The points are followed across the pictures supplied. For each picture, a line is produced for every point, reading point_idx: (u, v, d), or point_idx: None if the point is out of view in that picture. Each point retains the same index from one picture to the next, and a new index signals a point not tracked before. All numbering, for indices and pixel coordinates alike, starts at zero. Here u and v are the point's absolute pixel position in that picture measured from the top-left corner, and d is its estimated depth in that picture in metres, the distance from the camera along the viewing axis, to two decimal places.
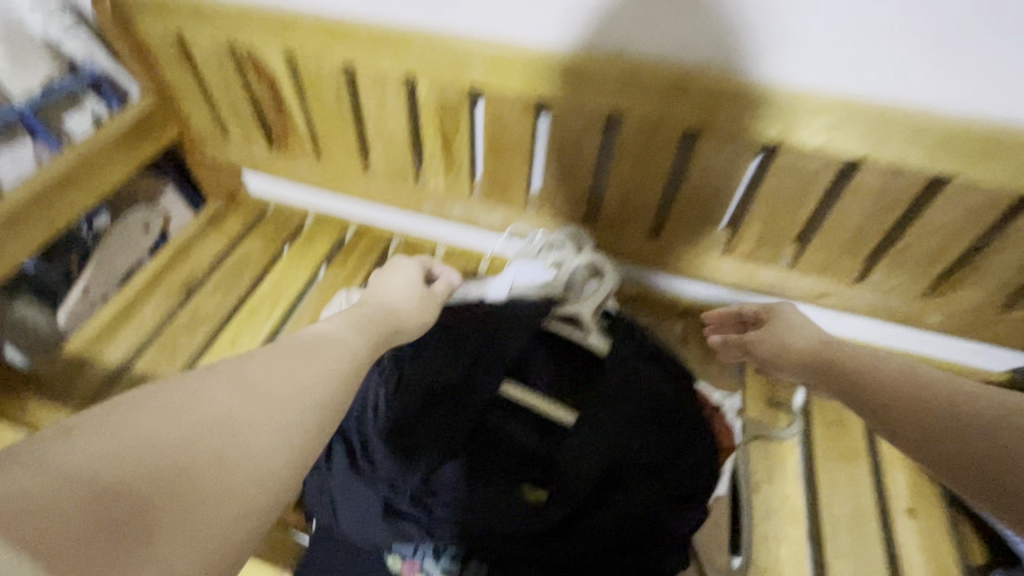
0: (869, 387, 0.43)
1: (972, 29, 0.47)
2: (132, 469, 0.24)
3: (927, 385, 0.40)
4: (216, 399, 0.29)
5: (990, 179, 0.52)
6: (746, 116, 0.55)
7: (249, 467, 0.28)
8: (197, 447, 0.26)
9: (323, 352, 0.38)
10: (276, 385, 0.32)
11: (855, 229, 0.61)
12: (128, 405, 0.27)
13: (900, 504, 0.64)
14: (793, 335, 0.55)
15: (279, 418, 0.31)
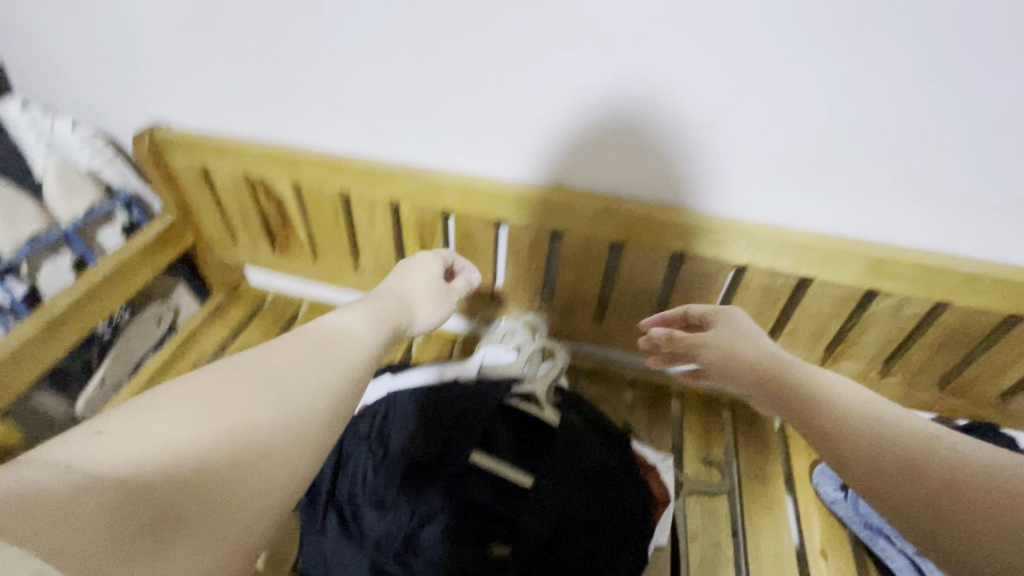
0: (822, 418, 0.41)
1: (814, 178, 0.63)
2: (154, 475, 0.27)
3: (861, 418, 0.40)
4: (234, 405, 0.32)
5: (841, 279, 0.67)
6: (656, 233, 0.70)
7: (259, 468, 0.31)
8: (214, 455, 0.29)
9: (337, 346, 0.40)
10: (287, 381, 0.35)
11: (754, 315, 0.75)
12: (158, 405, 0.30)
13: (814, 547, 0.75)
14: (745, 343, 0.52)
15: (291, 421, 0.33)
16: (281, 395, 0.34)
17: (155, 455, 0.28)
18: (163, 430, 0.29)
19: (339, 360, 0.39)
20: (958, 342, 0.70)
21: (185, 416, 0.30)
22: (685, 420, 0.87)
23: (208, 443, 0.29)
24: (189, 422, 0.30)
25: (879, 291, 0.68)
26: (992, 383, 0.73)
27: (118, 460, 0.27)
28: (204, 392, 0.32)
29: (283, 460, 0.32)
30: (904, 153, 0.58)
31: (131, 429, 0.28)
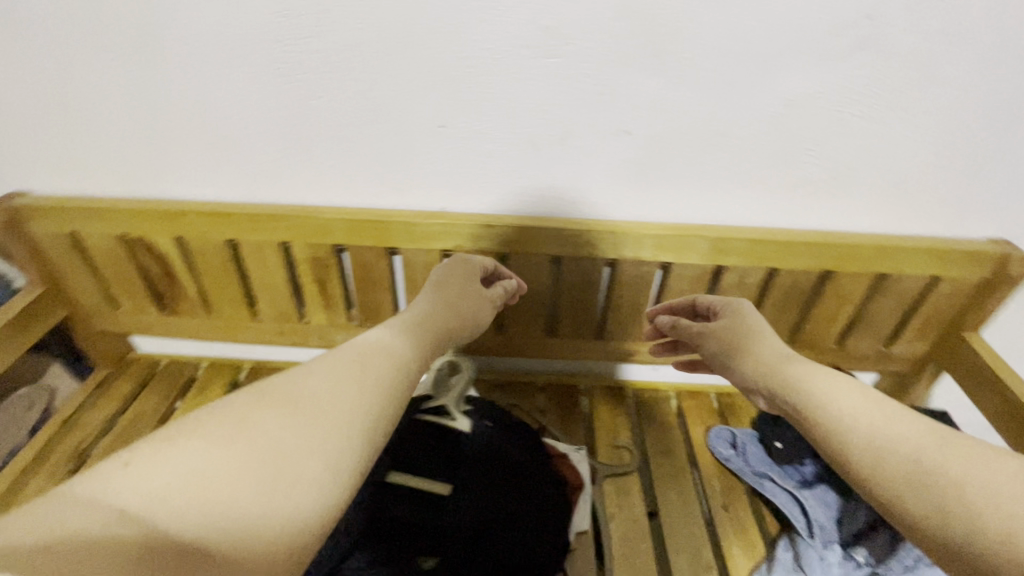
0: (826, 418, 0.45)
1: (656, 177, 0.74)
2: (185, 502, 0.29)
3: (869, 417, 0.43)
4: (258, 432, 0.33)
5: (696, 259, 0.78)
6: (535, 241, 0.78)
7: (288, 503, 0.31)
8: (244, 485, 0.30)
9: (372, 366, 0.42)
10: (316, 409, 0.36)
11: (631, 304, 0.85)
12: (185, 436, 0.32)
13: (718, 501, 0.81)
14: (738, 334, 0.59)
15: (318, 447, 0.34)
16: (312, 426, 0.35)
17: (184, 490, 0.29)
18: (192, 466, 0.30)
19: (369, 383, 0.41)
20: (793, 300, 0.83)
21: (212, 452, 0.31)
22: (594, 413, 0.93)
23: (237, 478, 0.31)
24: (217, 459, 0.31)
25: (725, 266, 0.79)
26: (826, 331, 0.87)
27: (146, 491, 0.28)
28: (233, 427, 0.33)
29: (314, 496, 0.33)
30: (716, 148, 0.71)
31: (161, 467, 0.30)
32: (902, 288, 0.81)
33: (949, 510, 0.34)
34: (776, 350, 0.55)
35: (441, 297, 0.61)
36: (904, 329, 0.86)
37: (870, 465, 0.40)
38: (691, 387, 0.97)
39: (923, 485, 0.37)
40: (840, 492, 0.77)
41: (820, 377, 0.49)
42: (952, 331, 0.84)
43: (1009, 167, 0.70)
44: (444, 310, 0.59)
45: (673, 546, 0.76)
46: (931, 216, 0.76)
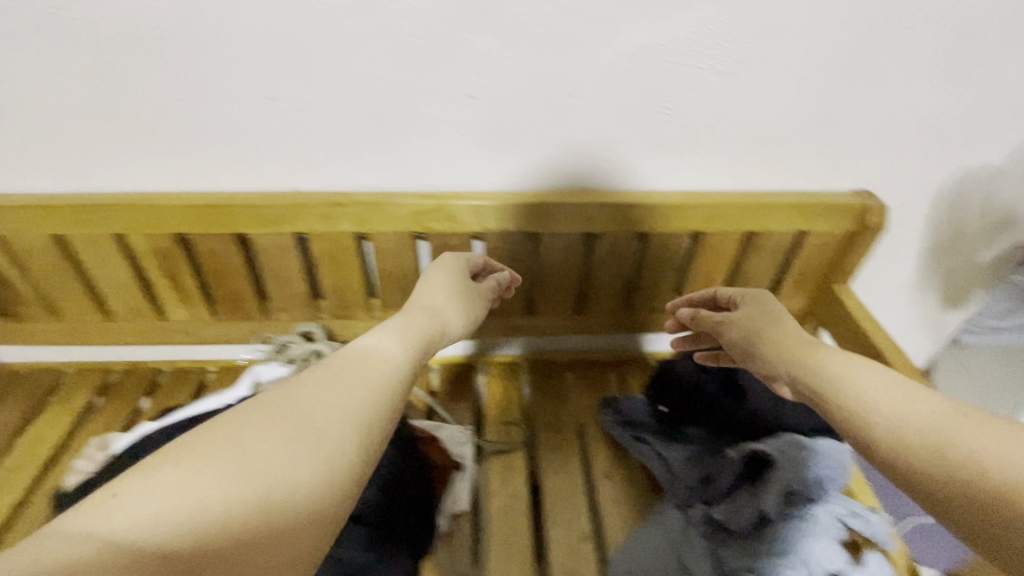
0: (846, 403, 0.42)
1: (511, 143, 0.70)
2: (176, 531, 0.25)
3: (884, 401, 0.40)
4: (246, 447, 0.30)
5: (563, 228, 0.75)
6: (391, 218, 0.73)
7: (274, 538, 0.28)
8: (235, 506, 0.27)
9: (356, 372, 0.39)
10: (311, 427, 0.32)
11: (507, 278, 0.82)
12: (173, 459, 0.28)
13: (600, 470, 0.81)
14: (761, 324, 0.55)
15: (314, 457, 0.31)
16: (304, 444, 0.31)
17: (164, 526, 0.25)
18: (171, 501, 0.26)
19: (368, 395, 0.37)
20: (669, 264, 0.82)
21: (193, 481, 0.27)
22: (486, 390, 0.92)
23: (221, 507, 0.26)
24: (200, 490, 0.27)
25: (593, 233, 0.77)
26: None
27: (150, 515, 0.25)
28: (220, 449, 0.29)
29: (307, 529, 0.29)
30: (567, 109, 0.67)
31: (135, 503, 0.25)
32: (773, 245, 0.80)
33: (972, 489, 0.31)
34: (793, 329, 0.52)
35: (428, 301, 0.59)
36: (782, 285, 0.87)
37: (888, 450, 0.37)
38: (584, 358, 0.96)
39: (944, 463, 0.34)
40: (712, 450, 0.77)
41: (834, 356, 0.46)
42: (825, 283, 0.85)
43: (860, 115, 0.69)
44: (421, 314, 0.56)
45: (551, 519, 0.75)
46: (793, 170, 0.74)
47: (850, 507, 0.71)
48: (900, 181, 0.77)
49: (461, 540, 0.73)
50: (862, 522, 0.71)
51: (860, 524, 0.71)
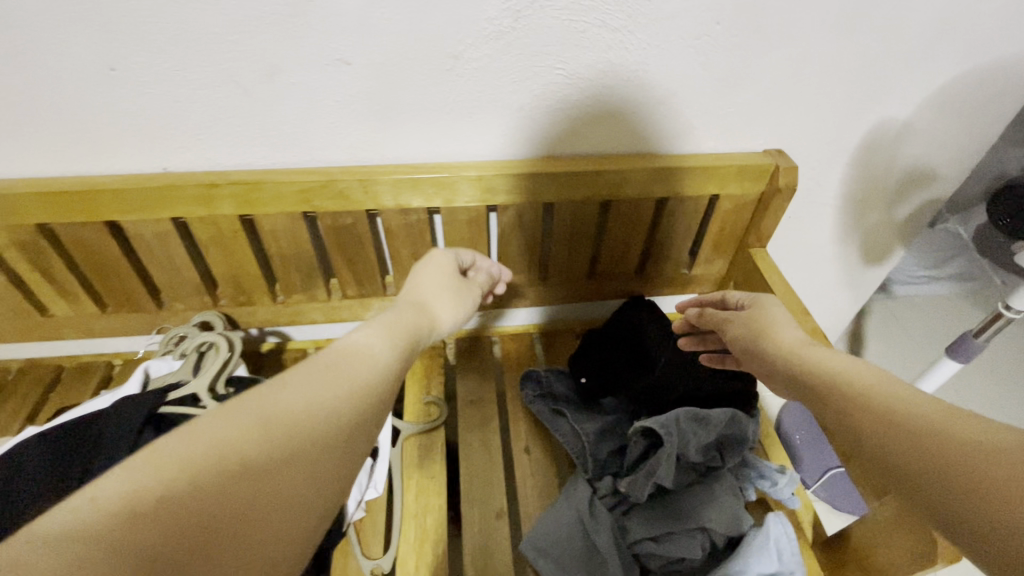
0: (832, 391, 0.43)
1: (398, 111, 0.65)
2: (188, 504, 0.30)
3: (867, 388, 0.41)
4: (251, 437, 0.35)
5: (465, 201, 0.72)
6: (276, 199, 0.68)
7: (265, 521, 0.33)
8: (240, 488, 0.32)
9: (351, 368, 0.45)
10: (294, 429, 0.37)
11: (414, 256, 0.78)
12: (194, 438, 0.33)
13: (520, 445, 0.80)
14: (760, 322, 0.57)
15: (307, 456, 0.37)
16: (294, 443, 0.36)
17: (177, 501, 0.29)
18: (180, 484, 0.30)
19: (346, 400, 0.42)
20: (581, 233, 0.79)
21: (199, 465, 0.31)
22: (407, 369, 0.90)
23: (218, 491, 0.31)
24: (204, 475, 0.31)
25: (497, 205, 0.73)
26: (625, 261, 0.84)
27: (166, 484, 0.30)
28: (225, 438, 0.34)
29: (292, 511, 0.35)
30: (453, 74, 0.62)
31: (147, 482, 0.29)
32: (687, 209, 0.78)
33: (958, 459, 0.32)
34: (785, 322, 0.56)
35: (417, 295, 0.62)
36: (700, 248, 0.85)
37: (868, 429, 0.38)
38: (508, 331, 0.95)
39: (918, 429, 0.35)
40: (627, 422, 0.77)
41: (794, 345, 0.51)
42: (742, 246, 0.84)
43: (764, 71, 0.66)
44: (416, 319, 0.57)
45: (466, 500, 0.75)
46: (700, 130, 0.71)
47: (760, 471, 0.72)
48: (810, 139, 0.75)
49: (373, 527, 0.72)
50: (770, 485, 0.72)
51: (766, 488, 0.72)
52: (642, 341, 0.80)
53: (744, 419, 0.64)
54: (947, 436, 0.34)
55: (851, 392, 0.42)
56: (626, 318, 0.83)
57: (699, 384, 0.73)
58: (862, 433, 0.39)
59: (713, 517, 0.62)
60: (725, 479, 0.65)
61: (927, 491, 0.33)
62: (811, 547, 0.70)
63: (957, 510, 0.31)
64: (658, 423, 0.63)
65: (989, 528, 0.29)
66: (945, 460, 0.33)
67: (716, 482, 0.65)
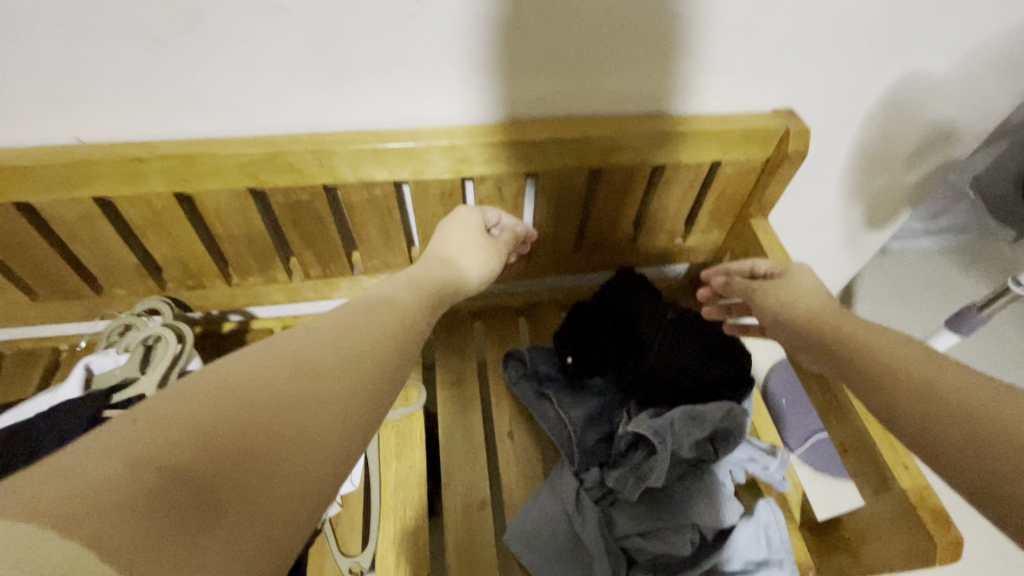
0: (852, 356, 0.45)
1: (351, 69, 0.55)
2: (193, 454, 0.29)
3: (884, 351, 0.42)
4: (261, 387, 0.34)
5: (436, 173, 0.63)
6: (215, 174, 0.58)
7: (298, 441, 0.33)
8: (248, 436, 0.31)
9: (379, 314, 0.47)
10: (322, 360, 0.38)
11: (381, 233, 0.70)
12: (199, 389, 0.32)
13: (503, 429, 0.77)
14: (785, 293, 0.56)
15: (320, 403, 0.35)
16: (309, 395, 0.35)
17: (207, 424, 0.30)
18: (211, 408, 0.31)
19: (377, 343, 0.43)
20: (567, 204, 0.71)
21: (227, 393, 0.32)
22: None
23: (245, 415, 0.32)
24: (234, 402, 0.32)
25: (473, 177, 0.65)
26: (615, 233, 0.77)
27: (164, 437, 0.29)
28: (252, 370, 0.35)
29: (327, 430, 0.35)
30: (416, 24, 0.52)
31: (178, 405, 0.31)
32: (684, 177, 0.70)
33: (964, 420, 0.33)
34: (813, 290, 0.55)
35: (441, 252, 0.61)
36: (696, 218, 0.78)
37: (884, 391, 0.40)
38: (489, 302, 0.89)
39: (934, 392, 0.36)
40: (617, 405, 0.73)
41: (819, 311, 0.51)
42: (742, 215, 0.77)
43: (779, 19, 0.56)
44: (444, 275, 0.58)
45: (447, 491, 0.72)
46: (701, 88, 0.63)
47: (752, 455, 0.70)
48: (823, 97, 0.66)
49: (350, 523, 0.70)
50: (761, 468, 0.70)
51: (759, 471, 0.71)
52: (634, 320, 0.74)
53: (740, 413, 0.60)
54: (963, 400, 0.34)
55: (875, 356, 0.42)
56: (615, 295, 0.77)
57: (693, 369, 0.69)
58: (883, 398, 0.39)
59: (706, 512, 0.60)
60: (717, 472, 0.63)
61: (935, 450, 0.34)
62: (798, 529, 0.69)
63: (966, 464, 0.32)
64: (649, 427, 0.60)
65: (995, 486, 0.30)
66: (958, 423, 0.33)
67: (709, 476, 0.63)
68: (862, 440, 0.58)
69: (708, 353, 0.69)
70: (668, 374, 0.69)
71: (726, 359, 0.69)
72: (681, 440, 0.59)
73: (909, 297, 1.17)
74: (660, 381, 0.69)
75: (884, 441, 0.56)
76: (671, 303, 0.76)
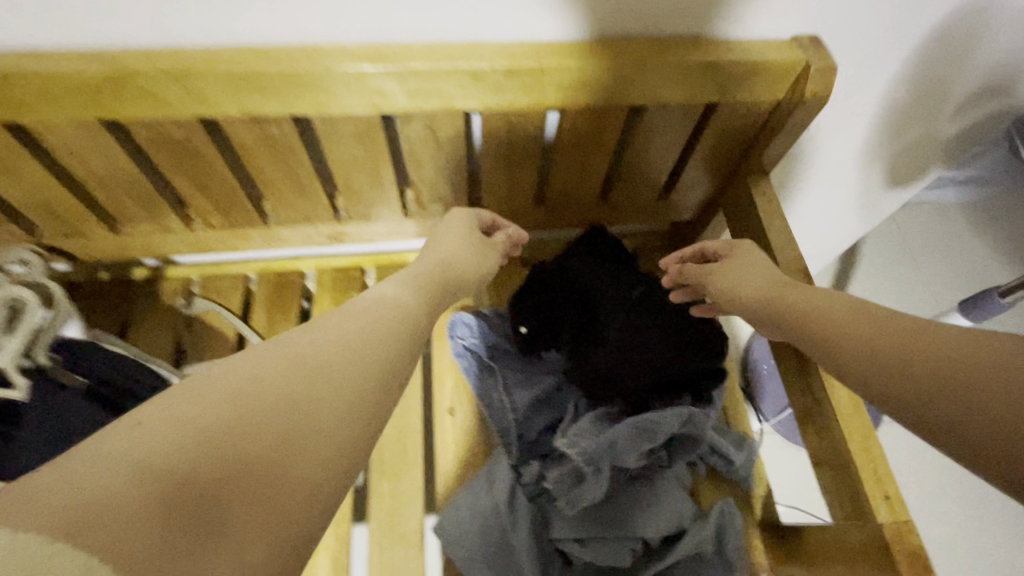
0: (835, 334, 0.38)
1: None
2: (194, 458, 0.22)
3: (871, 325, 0.36)
4: (273, 378, 0.27)
5: (344, 109, 0.48)
6: (45, 100, 0.44)
7: (303, 441, 0.25)
8: (265, 433, 0.24)
9: (379, 312, 0.35)
10: (323, 358, 0.29)
11: (289, 179, 0.56)
12: (203, 384, 0.25)
13: (443, 406, 0.68)
14: (747, 275, 0.48)
15: (342, 398, 0.28)
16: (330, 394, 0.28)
17: (212, 428, 0.23)
18: (203, 408, 0.24)
19: (392, 341, 0.33)
20: (520, 151, 0.57)
21: (223, 392, 0.25)
22: (313, 306, 0.75)
23: (253, 413, 0.25)
24: (230, 400, 0.25)
25: (396, 115, 0.50)
26: (584, 184, 0.64)
27: (158, 445, 0.22)
28: (251, 363, 0.27)
29: (335, 429, 0.27)
30: None
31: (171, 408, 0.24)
32: (668, 122, 0.55)
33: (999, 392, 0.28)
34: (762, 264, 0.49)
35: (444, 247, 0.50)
36: (683, 169, 0.64)
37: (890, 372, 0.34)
38: None
39: (927, 360, 0.32)
40: (565, 389, 0.65)
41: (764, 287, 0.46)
42: (739, 171, 0.63)
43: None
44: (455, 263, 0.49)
45: (375, 473, 0.65)
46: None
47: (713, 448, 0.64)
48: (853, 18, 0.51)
49: None
50: (722, 463, 0.64)
51: (720, 465, 0.64)
52: (596, 293, 0.63)
53: (699, 420, 0.53)
54: (933, 355, 0.32)
55: (830, 321, 0.39)
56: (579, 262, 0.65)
57: (657, 360, 0.59)
58: (850, 365, 0.36)
59: (653, 525, 0.54)
60: (668, 479, 0.56)
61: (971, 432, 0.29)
62: (757, 527, 0.63)
63: (955, 432, 0.29)
64: (580, 450, 0.54)
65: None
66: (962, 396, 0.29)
67: (659, 483, 0.56)
68: (838, 456, 0.50)
69: (677, 342, 0.59)
70: (629, 364, 0.59)
71: (698, 350, 0.59)
72: (623, 455, 0.53)
73: (917, 258, 1.05)
74: (618, 369, 0.59)
75: (864, 462, 0.48)
76: (642, 275, 0.65)
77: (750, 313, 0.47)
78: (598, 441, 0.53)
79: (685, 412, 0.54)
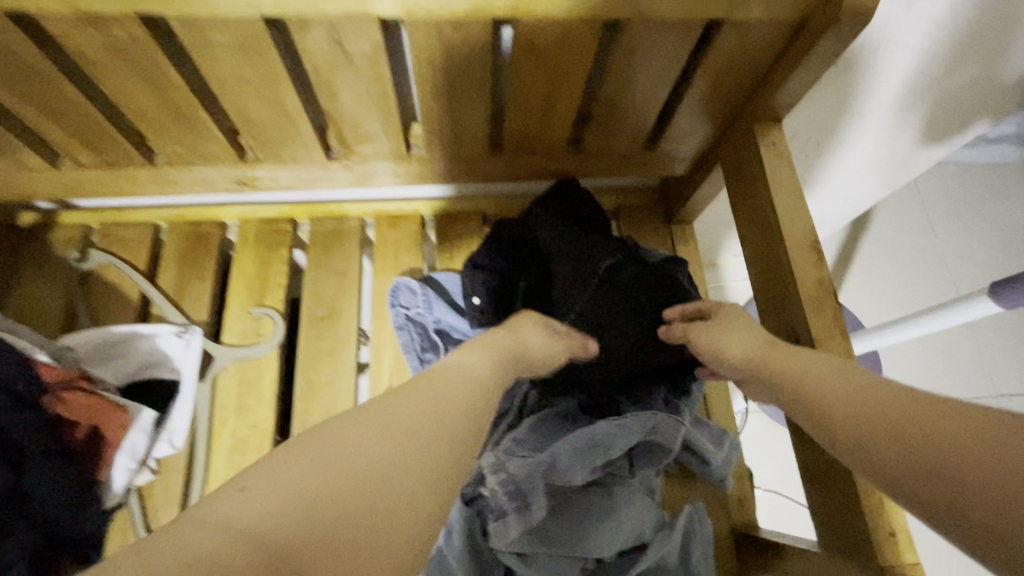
0: (859, 423, 0.29)
1: None
2: (293, 527, 0.21)
3: (905, 412, 0.28)
4: (357, 443, 0.24)
5: (208, 10, 0.35)
6: None
7: (380, 497, 0.23)
8: (348, 499, 0.22)
9: (446, 380, 0.31)
10: (401, 418, 0.26)
11: (165, 107, 0.44)
12: (296, 449, 0.24)
13: (381, 385, 0.60)
14: (737, 335, 0.39)
15: (417, 463, 0.25)
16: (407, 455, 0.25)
17: (306, 495, 0.22)
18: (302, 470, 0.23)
19: (463, 408, 0.29)
20: (465, 84, 0.45)
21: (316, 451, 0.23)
22: (235, 263, 0.64)
23: (334, 486, 0.22)
24: (313, 466, 0.23)
25: (285, 21, 0.37)
26: (551, 128, 0.51)
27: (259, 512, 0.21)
28: (341, 425, 0.25)
29: (414, 480, 0.24)
30: None
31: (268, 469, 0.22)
32: (653, 47, 0.43)
33: None
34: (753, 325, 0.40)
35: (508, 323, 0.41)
36: (675, 113, 0.51)
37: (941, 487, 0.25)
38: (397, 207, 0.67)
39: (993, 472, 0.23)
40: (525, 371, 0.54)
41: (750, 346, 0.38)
42: (744, 116, 0.50)
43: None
44: (516, 368, 0.38)
45: None
46: None
47: (687, 444, 0.54)
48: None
49: (166, 489, 0.56)
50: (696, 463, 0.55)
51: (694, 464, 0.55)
52: (562, 261, 0.52)
53: (665, 426, 0.46)
54: (954, 437, 0.25)
55: (848, 402, 0.30)
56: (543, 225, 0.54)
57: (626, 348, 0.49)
58: (882, 467, 0.27)
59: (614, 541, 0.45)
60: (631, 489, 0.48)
61: None
62: (731, 533, 0.56)
63: (980, 529, 0.23)
64: (505, 480, 0.44)
65: None
66: None
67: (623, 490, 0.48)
68: (833, 476, 0.41)
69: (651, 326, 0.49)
70: (591, 349, 0.50)
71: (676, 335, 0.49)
72: (569, 474, 0.44)
73: (936, 227, 0.94)
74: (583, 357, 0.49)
75: (870, 489, 0.39)
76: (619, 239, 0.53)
77: (744, 379, 0.39)
78: (527, 467, 0.43)
79: (649, 420, 0.45)
